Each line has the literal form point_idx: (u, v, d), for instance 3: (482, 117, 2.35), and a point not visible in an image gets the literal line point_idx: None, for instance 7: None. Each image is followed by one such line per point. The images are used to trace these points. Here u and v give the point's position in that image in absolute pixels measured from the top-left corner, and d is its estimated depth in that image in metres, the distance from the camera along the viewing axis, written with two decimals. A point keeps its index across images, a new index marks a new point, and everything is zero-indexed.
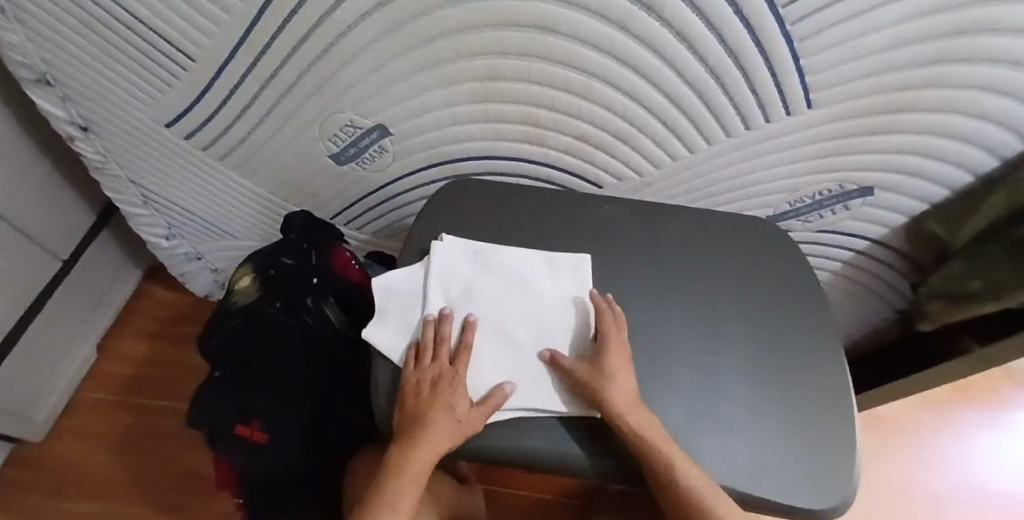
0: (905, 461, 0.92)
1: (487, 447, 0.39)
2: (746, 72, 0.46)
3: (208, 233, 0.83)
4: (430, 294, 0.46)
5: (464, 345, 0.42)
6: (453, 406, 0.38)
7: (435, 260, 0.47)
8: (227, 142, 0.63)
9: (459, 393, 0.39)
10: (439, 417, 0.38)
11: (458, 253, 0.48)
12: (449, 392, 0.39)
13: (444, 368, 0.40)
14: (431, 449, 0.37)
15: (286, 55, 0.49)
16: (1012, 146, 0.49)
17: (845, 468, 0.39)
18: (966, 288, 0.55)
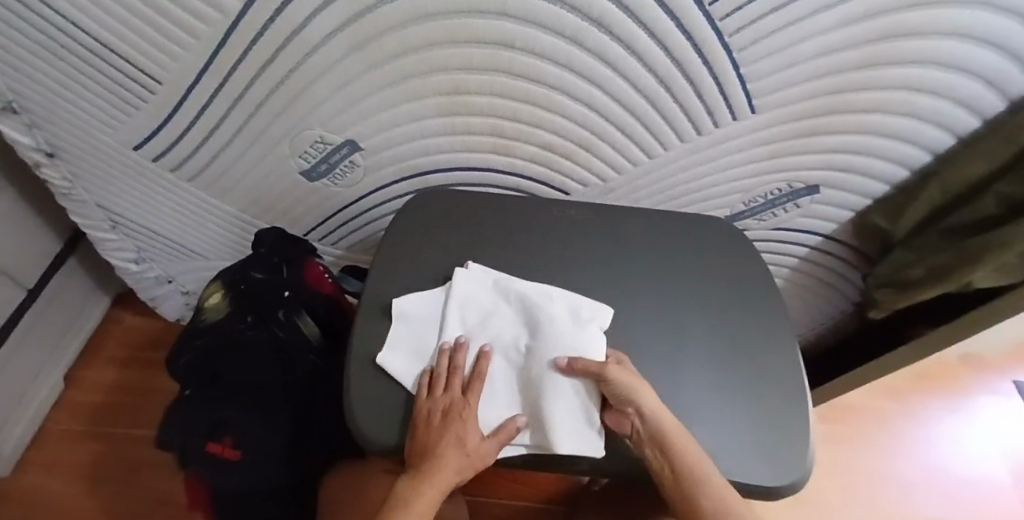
0: (872, 451, 0.96)
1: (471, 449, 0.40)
2: (692, 82, 0.49)
3: (180, 255, 0.83)
4: (450, 322, 0.46)
5: (480, 377, 0.42)
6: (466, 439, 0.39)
7: (457, 286, 0.47)
8: (197, 162, 0.64)
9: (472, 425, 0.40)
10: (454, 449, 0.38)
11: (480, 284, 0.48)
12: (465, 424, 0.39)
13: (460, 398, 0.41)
14: (444, 481, 0.38)
15: (254, 75, 0.51)
16: (943, 141, 0.54)
17: (801, 448, 0.41)
18: (911, 275, 0.59)
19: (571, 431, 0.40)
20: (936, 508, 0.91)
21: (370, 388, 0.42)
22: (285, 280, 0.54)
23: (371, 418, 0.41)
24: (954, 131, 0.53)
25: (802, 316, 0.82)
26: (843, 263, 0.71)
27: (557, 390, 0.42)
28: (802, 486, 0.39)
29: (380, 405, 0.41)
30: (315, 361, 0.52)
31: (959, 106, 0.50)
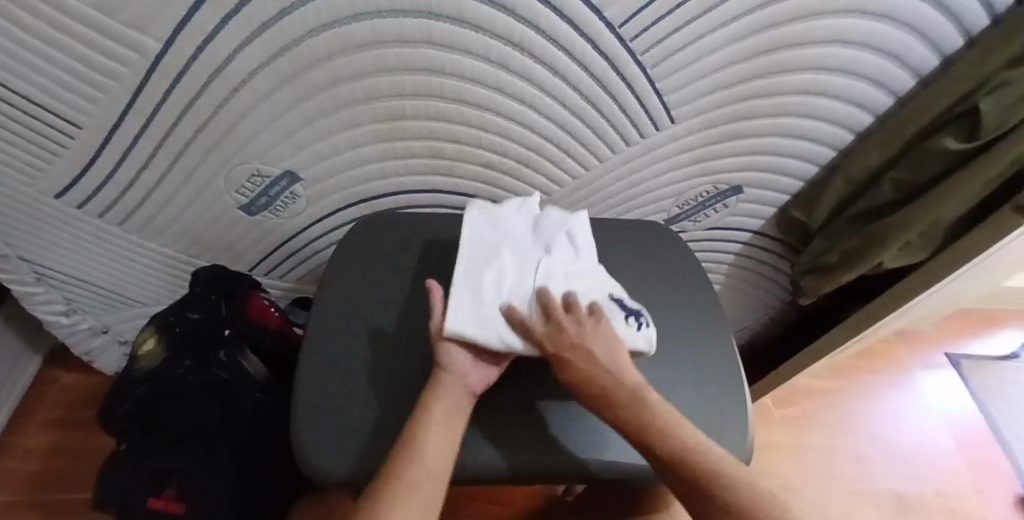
0: (828, 429, 0.99)
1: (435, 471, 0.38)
2: (615, 98, 0.52)
3: (116, 303, 0.78)
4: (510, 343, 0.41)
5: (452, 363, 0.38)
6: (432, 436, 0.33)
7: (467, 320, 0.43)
8: (127, 204, 0.61)
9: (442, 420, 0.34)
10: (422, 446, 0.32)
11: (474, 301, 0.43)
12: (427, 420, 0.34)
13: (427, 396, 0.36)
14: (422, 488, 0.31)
15: (180, 112, 0.50)
16: (844, 138, 0.59)
17: (741, 431, 0.43)
18: (828, 261, 0.64)
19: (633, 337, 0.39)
20: (891, 477, 0.94)
21: (319, 416, 0.41)
22: (222, 318, 0.51)
23: (318, 447, 0.40)
24: (853, 127, 0.58)
25: (743, 312, 0.85)
26: (773, 256, 0.75)
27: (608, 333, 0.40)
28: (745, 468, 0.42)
29: (328, 432, 0.40)
30: (262, 399, 0.50)
31: (852, 105, 0.56)
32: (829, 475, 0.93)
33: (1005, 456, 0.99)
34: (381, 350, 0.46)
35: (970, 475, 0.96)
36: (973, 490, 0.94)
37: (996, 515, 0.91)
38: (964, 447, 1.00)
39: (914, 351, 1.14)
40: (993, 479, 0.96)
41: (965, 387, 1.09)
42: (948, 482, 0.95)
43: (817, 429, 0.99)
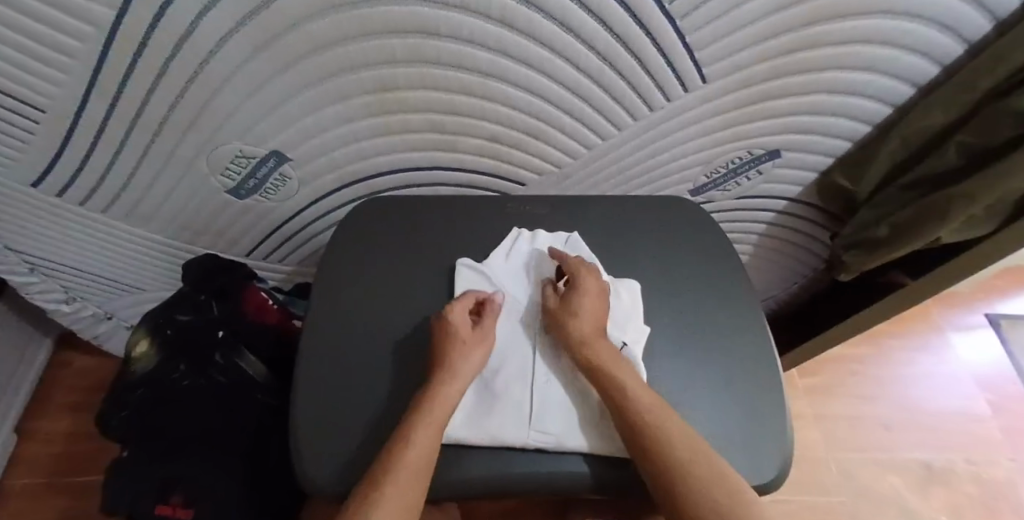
0: (855, 397, 0.96)
1: (453, 488, 0.35)
2: (638, 58, 0.46)
3: (115, 290, 0.75)
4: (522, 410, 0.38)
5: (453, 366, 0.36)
6: (419, 445, 0.31)
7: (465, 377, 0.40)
8: (109, 191, 0.57)
9: (433, 430, 0.32)
10: (406, 463, 0.30)
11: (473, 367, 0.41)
12: (415, 435, 0.31)
13: (423, 407, 0.33)
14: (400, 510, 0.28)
15: (147, 91, 0.44)
16: (900, 93, 0.52)
17: (781, 435, 0.39)
18: (876, 234, 0.58)
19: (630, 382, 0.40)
20: (920, 445, 0.92)
21: (321, 420, 0.37)
22: (214, 318, 0.49)
23: (319, 456, 0.36)
24: (912, 80, 0.51)
25: (772, 281, 0.80)
26: (811, 222, 0.69)
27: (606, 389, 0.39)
28: (785, 479, 0.38)
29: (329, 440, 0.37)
30: (264, 400, 0.48)
31: (913, 53, 0.48)
32: (857, 445, 0.91)
33: None
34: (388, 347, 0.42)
35: (1004, 441, 0.93)
36: (1007, 457, 0.92)
37: None
38: (998, 413, 0.96)
39: (948, 313, 1.09)
40: None
41: (1002, 349, 1.04)
42: (981, 449, 0.92)
43: (844, 395, 0.97)
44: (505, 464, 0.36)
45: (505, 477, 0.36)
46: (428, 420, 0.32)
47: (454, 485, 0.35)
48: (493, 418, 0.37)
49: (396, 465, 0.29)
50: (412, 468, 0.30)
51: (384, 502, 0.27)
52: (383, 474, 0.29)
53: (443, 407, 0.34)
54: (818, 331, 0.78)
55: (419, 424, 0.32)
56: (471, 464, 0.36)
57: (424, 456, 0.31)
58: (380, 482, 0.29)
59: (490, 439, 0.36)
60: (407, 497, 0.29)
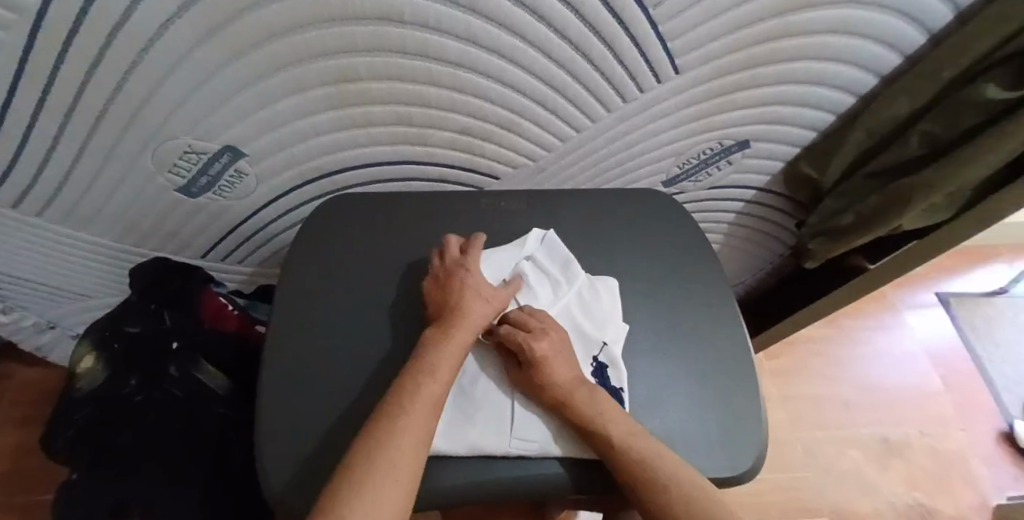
0: (818, 377, 1.00)
1: (433, 500, 0.34)
2: (612, 47, 0.45)
3: (57, 297, 0.70)
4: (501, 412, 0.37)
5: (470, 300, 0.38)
6: (441, 368, 0.33)
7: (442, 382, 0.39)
8: (43, 193, 0.52)
9: (456, 354, 0.34)
10: (430, 380, 0.32)
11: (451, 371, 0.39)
12: (438, 357, 0.33)
13: (443, 334, 0.35)
14: (426, 418, 0.30)
15: (80, 84, 0.40)
16: (865, 83, 0.53)
17: (758, 424, 0.39)
18: (841, 222, 0.60)
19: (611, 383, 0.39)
20: (879, 421, 0.96)
21: (288, 430, 0.35)
22: (166, 329, 0.47)
23: (286, 470, 0.33)
24: (877, 70, 0.52)
25: (742, 268, 0.82)
26: (779, 210, 0.70)
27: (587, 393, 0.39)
28: (755, 472, 0.37)
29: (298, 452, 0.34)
30: (225, 413, 0.46)
31: (877, 43, 0.49)
32: (822, 423, 0.95)
33: (985, 391, 1.02)
34: (357, 352, 0.39)
35: (953, 413, 0.99)
36: (957, 428, 0.97)
37: (976, 450, 0.95)
38: (948, 386, 1.02)
39: (902, 293, 1.14)
40: (976, 416, 0.99)
41: (951, 326, 1.10)
42: (933, 422, 0.97)
43: (809, 375, 1.00)
44: (485, 472, 0.35)
45: (484, 485, 0.35)
46: (450, 345, 0.35)
47: (432, 497, 0.34)
48: (470, 426, 0.36)
49: (421, 380, 0.32)
50: (437, 384, 0.32)
51: (411, 409, 0.30)
52: (406, 388, 0.31)
53: (463, 334, 0.36)
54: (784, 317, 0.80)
55: (433, 357, 0.33)
56: (448, 474, 0.34)
57: (447, 375, 0.33)
58: (403, 394, 0.31)
59: (467, 448, 0.35)
60: (432, 408, 0.31)
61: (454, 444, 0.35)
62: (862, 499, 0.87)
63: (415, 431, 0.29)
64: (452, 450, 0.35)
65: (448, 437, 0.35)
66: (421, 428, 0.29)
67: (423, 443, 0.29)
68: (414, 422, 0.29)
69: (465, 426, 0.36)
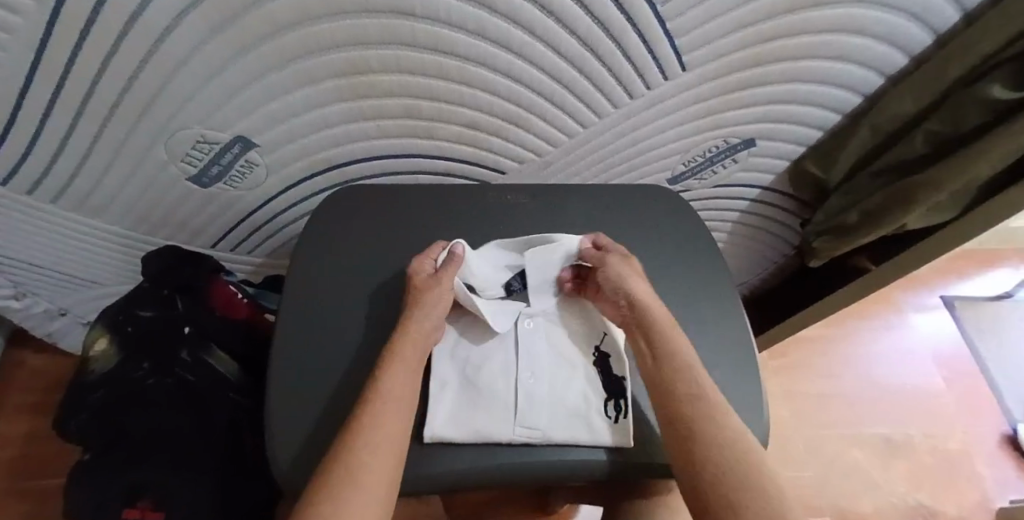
0: (822, 376, 1.00)
1: (440, 484, 0.34)
2: (619, 44, 0.45)
3: (68, 284, 0.71)
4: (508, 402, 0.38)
5: (418, 314, 0.37)
6: (395, 381, 0.33)
7: (451, 373, 0.40)
8: (58, 181, 0.53)
9: (403, 370, 0.34)
10: (386, 400, 0.31)
11: (459, 363, 0.40)
12: (384, 378, 0.33)
13: (392, 353, 0.35)
14: (388, 439, 0.30)
15: (97, 73, 0.41)
16: (871, 82, 0.53)
17: (759, 416, 0.40)
18: (845, 221, 0.60)
19: (614, 377, 0.40)
20: (882, 422, 0.96)
21: (295, 412, 0.36)
22: (178, 314, 0.48)
23: (296, 450, 0.34)
24: (883, 70, 0.52)
25: (745, 266, 0.82)
26: (783, 209, 0.70)
27: (592, 389, 0.40)
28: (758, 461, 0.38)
29: (307, 432, 0.35)
30: (237, 399, 0.46)
31: (882, 43, 0.49)
32: (823, 422, 0.95)
33: (989, 394, 1.02)
34: (364, 339, 0.40)
35: (957, 414, 0.99)
36: (960, 429, 0.97)
37: (980, 452, 0.95)
38: (952, 387, 1.02)
39: (906, 293, 1.14)
40: (980, 417, 0.99)
41: (955, 328, 1.10)
42: (937, 423, 0.97)
43: (811, 376, 1.00)
44: (493, 458, 0.36)
45: (491, 470, 0.35)
46: (400, 366, 0.34)
47: (440, 480, 0.34)
48: (480, 415, 0.37)
49: (377, 401, 0.31)
50: (393, 404, 0.31)
51: (373, 431, 0.29)
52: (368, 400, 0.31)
53: (410, 353, 0.35)
54: (788, 314, 0.80)
55: (388, 369, 0.33)
56: (457, 458, 0.35)
57: (402, 397, 0.32)
58: (365, 407, 0.31)
59: (475, 435, 0.36)
60: (391, 427, 0.30)
61: (465, 430, 0.36)
62: (864, 498, 0.88)
63: (381, 443, 0.29)
64: (460, 436, 0.35)
65: (459, 425, 0.36)
66: (385, 452, 0.29)
67: (390, 464, 0.29)
68: (378, 434, 0.29)
69: (475, 415, 0.37)
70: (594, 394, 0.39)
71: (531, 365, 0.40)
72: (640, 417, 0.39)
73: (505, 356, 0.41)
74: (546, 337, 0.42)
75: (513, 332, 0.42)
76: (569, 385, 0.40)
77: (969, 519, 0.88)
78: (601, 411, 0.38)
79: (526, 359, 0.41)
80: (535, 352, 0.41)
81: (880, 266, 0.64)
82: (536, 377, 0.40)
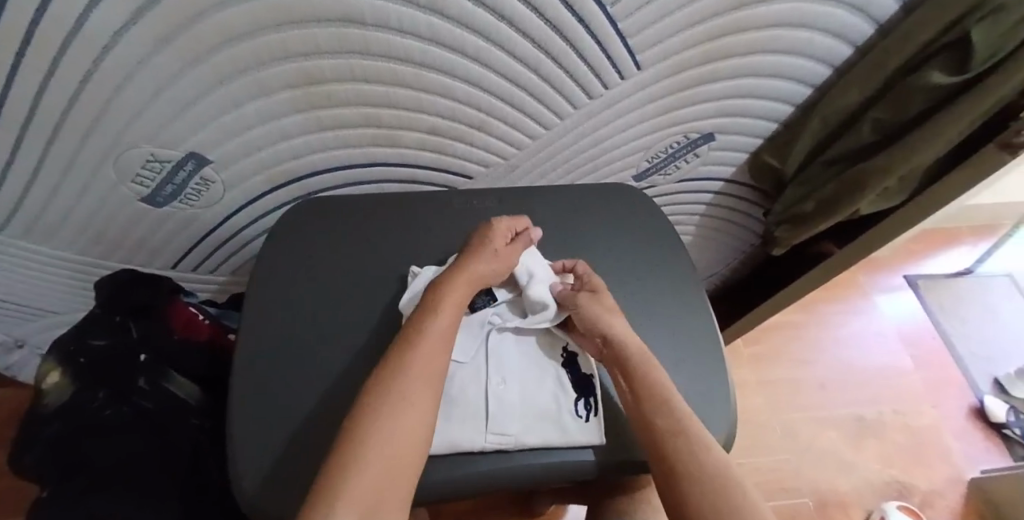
0: (796, 362, 1.03)
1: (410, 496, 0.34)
2: (575, 45, 0.46)
3: (21, 314, 0.68)
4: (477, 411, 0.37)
5: (469, 269, 0.39)
6: (445, 318, 0.35)
7: None
8: (3, 206, 0.50)
9: (452, 309, 0.36)
10: (432, 337, 0.33)
11: None
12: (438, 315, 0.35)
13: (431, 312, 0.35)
14: (428, 369, 0.31)
15: (34, 93, 0.39)
16: (821, 73, 0.55)
17: (727, 408, 0.41)
18: (802, 210, 0.62)
19: (584, 378, 0.40)
20: (855, 401, 0.99)
21: (257, 435, 0.35)
22: (134, 342, 0.47)
23: (259, 474, 0.33)
24: (831, 61, 0.54)
25: (714, 259, 0.83)
26: (746, 201, 0.72)
27: (560, 393, 0.39)
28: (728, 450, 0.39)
29: (270, 455, 0.34)
30: (199, 425, 0.46)
31: (829, 36, 0.51)
32: (798, 405, 0.97)
33: (954, 368, 1.06)
34: (328, 355, 0.40)
35: (925, 390, 1.02)
36: (927, 404, 1.01)
37: (947, 425, 0.98)
38: (919, 364, 1.06)
39: (873, 276, 1.18)
40: (947, 393, 1.03)
41: (919, 306, 1.14)
42: (906, 400, 1.01)
43: (785, 360, 1.03)
44: (462, 468, 0.35)
45: (459, 480, 0.35)
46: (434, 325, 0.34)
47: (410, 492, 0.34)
48: (448, 425, 0.36)
49: (417, 340, 0.33)
50: (436, 336, 0.33)
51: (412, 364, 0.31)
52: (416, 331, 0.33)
53: (459, 290, 0.38)
54: (757, 304, 0.82)
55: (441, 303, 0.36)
56: (426, 470, 0.35)
57: (444, 336, 0.34)
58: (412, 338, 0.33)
59: (444, 446, 0.35)
60: (434, 365, 0.32)
61: (433, 442, 0.35)
62: (841, 478, 0.90)
63: (423, 376, 0.31)
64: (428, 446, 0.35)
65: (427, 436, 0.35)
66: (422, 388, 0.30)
67: (416, 421, 0.29)
68: (422, 366, 0.31)
69: (443, 426, 0.36)
70: (563, 399, 0.39)
71: (498, 374, 0.40)
72: (610, 417, 0.39)
73: (471, 365, 0.40)
74: (513, 343, 0.42)
75: (478, 341, 0.41)
76: (536, 389, 0.40)
77: (942, 491, 0.91)
78: (572, 411, 0.38)
79: (493, 368, 0.40)
80: (504, 359, 0.41)
81: (839, 251, 0.66)
82: (504, 385, 0.39)
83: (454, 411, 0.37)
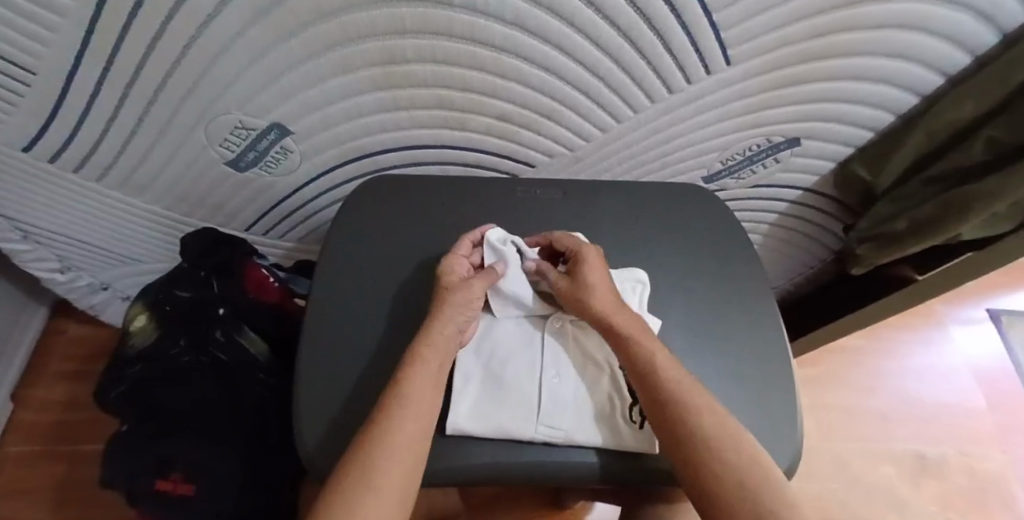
0: (853, 388, 0.97)
1: (460, 476, 0.34)
2: (662, 35, 0.43)
3: (110, 260, 0.74)
4: (533, 398, 0.37)
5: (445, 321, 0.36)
6: (424, 389, 0.33)
7: (477, 366, 0.39)
8: (105, 160, 0.54)
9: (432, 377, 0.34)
10: (412, 414, 0.31)
11: (489, 352, 0.40)
12: (414, 381, 0.33)
13: (435, 310, 0.37)
14: (405, 461, 0.29)
15: (143, 56, 0.41)
16: (931, 81, 0.50)
17: (793, 430, 0.38)
18: (893, 230, 0.58)
19: None
20: (914, 436, 0.93)
21: (326, 396, 0.36)
22: (215, 296, 0.49)
23: (322, 434, 0.35)
24: (944, 70, 0.49)
25: (780, 271, 0.80)
26: (823, 213, 0.68)
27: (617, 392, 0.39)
28: (792, 474, 0.37)
29: (333, 421, 0.35)
30: (264, 379, 0.49)
31: (946, 43, 0.46)
32: (850, 433, 0.92)
33: None
34: (391, 330, 0.40)
35: (997, 434, 0.94)
36: (997, 449, 0.93)
37: (1017, 474, 0.90)
38: (993, 405, 0.97)
39: (949, 305, 1.09)
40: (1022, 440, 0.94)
41: (1000, 342, 1.05)
42: (974, 442, 0.93)
43: (841, 385, 0.97)
44: (511, 455, 0.35)
45: (505, 468, 0.35)
46: (439, 320, 0.37)
47: (459, 472, 0.34)
48: (503, 411, 0.36)
49: (396, 413, 0.30)
50: (414, 416, 0.31)
51: (392, 450, 0.29)
52: (392, 409, 0.31)
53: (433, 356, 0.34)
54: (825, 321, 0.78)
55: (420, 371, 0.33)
56: (475, 453, 0.35)
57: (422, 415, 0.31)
58: (387, 420, 0.30)
59: (496, 432, 0.35)
60: (410, 447, 0.30)
61: (486, 425, 0.35)
62: (891, 515, 0.85)
63: (397, 465, 0.28)
64: (479, 431, 0.35)
65: (481, 419, 0.36)
66: (398, 477, 0.28)
67: (425, 416, 0.32)
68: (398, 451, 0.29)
69: (496, 411, 0.36)
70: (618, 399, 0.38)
71: (555, 364, 0.40)
72: None
73: (527, 352, 0.40)
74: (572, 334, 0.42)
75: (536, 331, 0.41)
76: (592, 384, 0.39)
77: None
78: (627, 416, 0.37)
79: (551, 357, 0.40)
80: (564, 352, 0.40)
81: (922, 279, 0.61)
82: (560, 375, 0.39)
83: (511, 397, 0.37)
